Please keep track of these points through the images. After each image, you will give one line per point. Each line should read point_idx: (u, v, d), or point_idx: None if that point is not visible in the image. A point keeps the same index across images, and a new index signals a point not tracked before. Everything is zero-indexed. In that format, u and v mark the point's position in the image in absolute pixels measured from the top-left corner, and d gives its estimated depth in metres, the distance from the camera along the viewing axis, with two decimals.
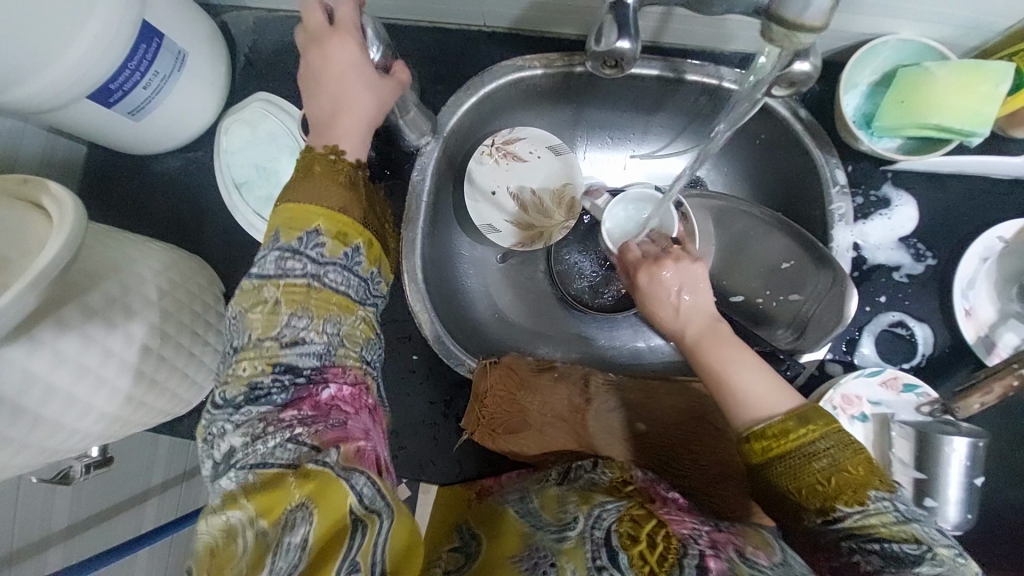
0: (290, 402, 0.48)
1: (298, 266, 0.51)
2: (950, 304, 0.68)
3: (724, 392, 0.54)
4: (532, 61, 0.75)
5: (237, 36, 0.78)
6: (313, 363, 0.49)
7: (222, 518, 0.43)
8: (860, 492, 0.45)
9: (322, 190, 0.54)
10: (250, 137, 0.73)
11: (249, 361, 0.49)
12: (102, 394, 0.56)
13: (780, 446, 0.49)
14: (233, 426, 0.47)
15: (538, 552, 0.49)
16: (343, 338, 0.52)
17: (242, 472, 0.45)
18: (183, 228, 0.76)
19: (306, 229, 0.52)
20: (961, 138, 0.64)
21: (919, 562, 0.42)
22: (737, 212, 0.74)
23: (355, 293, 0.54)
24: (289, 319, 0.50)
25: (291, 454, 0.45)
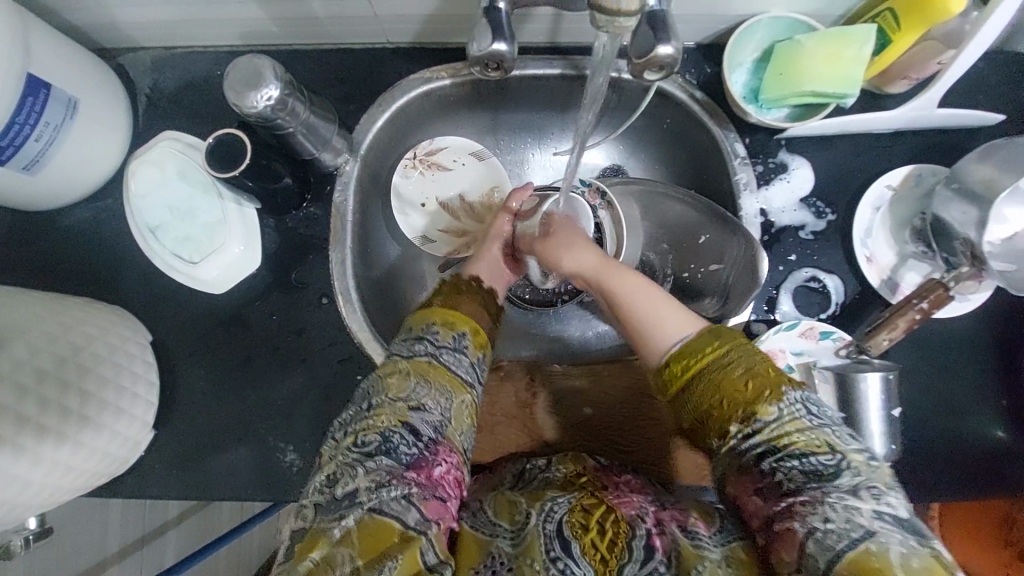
0: (413, 464, 0.50)
1: (421, 348, 0.57)
2: (854, 253, 0.74)
3: (642, 326, 0.60)
4: (439, 73, 0.77)
5: (136, 78, 0.77)
6: (432, 432, 0.52)
7: (331, 551, 0.45)
8: (775, 390, 0.50)
9: (472, 306, 0.65)
10: (160, 178, 0.71)
11: (380, 415, 0.51)
12: (20, 462, 0.54)
13: (695, 367, 0.53)
14: (361, 470, 0.48)
15: (496, 559, 0.48)
16: (454, 419, 0.55)
17: (361, 512, 0.46)
18: (101, 279, 0.74)
19: (456, 331, 0.60)
20: (836, 100, 0.70)
21: (838, 474, 0.46)
22: (658, 193, 0.77)
23: (467, 377, 0.58)
24: (415, 386, 0.54)
25: (404, 511, 0.47)
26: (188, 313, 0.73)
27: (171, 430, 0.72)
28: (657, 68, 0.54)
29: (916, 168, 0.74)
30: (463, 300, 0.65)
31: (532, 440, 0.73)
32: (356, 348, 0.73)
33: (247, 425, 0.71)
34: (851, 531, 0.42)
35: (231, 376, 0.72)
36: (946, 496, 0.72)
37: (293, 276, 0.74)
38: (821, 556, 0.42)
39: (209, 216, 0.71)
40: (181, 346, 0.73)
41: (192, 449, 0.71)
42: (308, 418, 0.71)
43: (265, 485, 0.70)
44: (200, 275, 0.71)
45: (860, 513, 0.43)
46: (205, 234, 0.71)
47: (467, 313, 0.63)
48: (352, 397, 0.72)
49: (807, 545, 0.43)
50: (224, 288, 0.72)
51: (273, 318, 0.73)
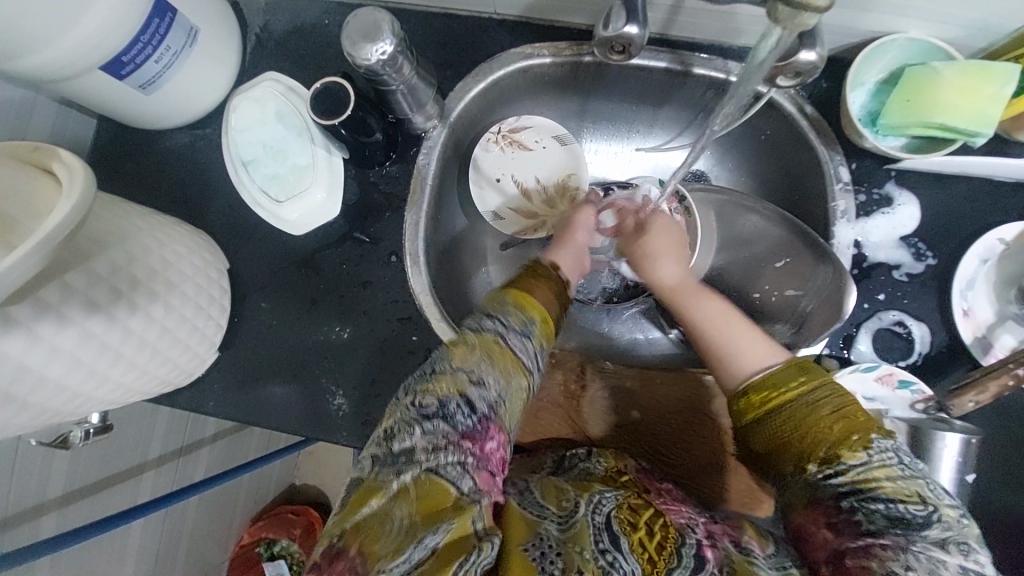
0: (470, 436, 0.47)
1: (491, 325, 0.53)
2: (949, 303, 0.69)
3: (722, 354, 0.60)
4: (541, 50, 0.75)
5: (250, 15, 0.79)
6: (491, 410, 0.49)
7: (385, 505, 0.43)
8: (865, 436, 0.48)
9: (547, 293, 0.59)
10: (259, 115, 0.74)
11: (441, 383, 0.48)
12: (106, 359, 0.58)
13: (774, 400, 0.52)
14: (419, 431, 0.46)
15: (545, 541, 0.45)
16: (510, 403, 0.51)
17: (418, 472, 0.44)
18: (190, 203, 0.77)
19: (526, 317, 0.55)
20: (965, 136, 0.64)
21: (927, 525, 0.44)
22: (741, 206, 0.74)
23: (530, 367, 0.54)
24: (480, 369, 0.49)
25: (459, 479, 0.45)
26: (264, 249, 0.76)
27: (233, 356, 0.75)
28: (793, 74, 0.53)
29: None
30: (537, 284, 0.60)
31: (573, 432, 0.72)
32: (415, 311, 0.74)
33: (302, 365, 0.74)
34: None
35: (294, 316, 0.75)
36: None
37: (368, 230, 0.75)
38: None
39: (299, 159, 0.73)
40: (253, 279, 0.76)
41: (249, 377, 0.75)
42: (359, 369, 0.73)
43: (309, 425, 0.73)
44: (281, 214, 0.73)
45: (946, 566, 0.42)
46: (293, 175, 0.73)
47: (541, 300, 0.58)
48: (404, 356, 0.73)
49: None
50: (301, 230, 0.74)
51: (342, 267, 0.75)
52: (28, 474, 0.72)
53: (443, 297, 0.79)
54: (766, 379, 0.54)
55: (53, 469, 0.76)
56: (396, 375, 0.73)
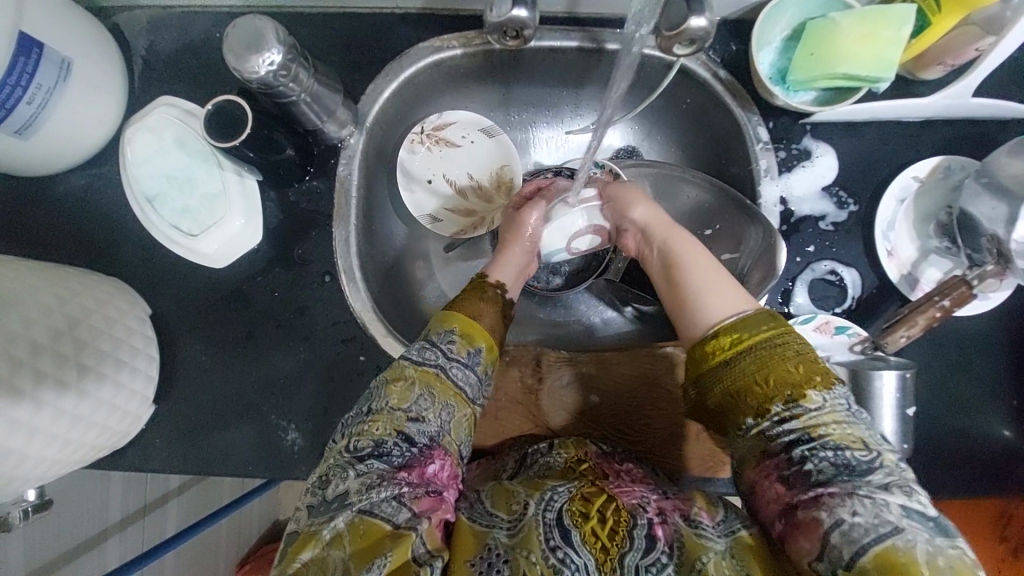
0: (406, 465, 0.50)
1: (431, 356, 0.56)
2: (875, 246, 0.71)
3: (696, 295, 0.58)
4: (450, 42, 0.73)
5: (131, 38, 0.73)
6: (429, 438, 0.52)
7: (322, 553, 0.45)
8: (826, 377, 0.50)
9: (486, 313, 0.62)
10: (158, 146, 0.68)
11: (377, 422, 0.51)
12: (19, 436, 0.54)
13: (747, 340, 0.53)
14: (352, 473, 0.48)
15: (492, 551, 0.47)
16: (453, 427, 0.55)
17: (351, 514, 0.46)
18: (97, 250, 0.71)
19: (471, 345, 0.58)
20: (869, 84, 0.66)
21: (871, 472, 0.46)
22: (676, 176, 0.75)
23: (472, 394, 0.57)
24: (417, 397, 0.53)
25: (394, 513, 0.46)
26: (186, 287, 0.71)
27: (171, 405, 0.71)
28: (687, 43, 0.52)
29: (946, 161, 0.71)
30: (480, 305, 0.63)
31: (534, 425, 0.72)
32: (358, 329, 0.71)
33: (247, 402, 0.70)
34: (879, 526, 0.42)
35: (230, 353, 0.71)
36: (955, 495, 0.71)
37: (296, 252, 0.72)
38: (845, 548, 0.43)
39: (209, 187, 0.68)
40: (180, 321, 0.71)
41: (191, 425, 0.70)
42: (309, 397, 0.70)
43: (264, 464, 0.70)
44: (199, 248, 0.68)
45: (889, 509, 0.43)
46: (205, 206, 0.68)
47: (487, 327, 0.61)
48: (354, 377, 0.70)
49: (830, 536, 0.44)
50: (223, 262, 0.70)
51: (274, 295, 0.71)
52: None
53: (387, 310, 0.77)
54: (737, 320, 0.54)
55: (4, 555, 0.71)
56: (348, 397, 0.70)
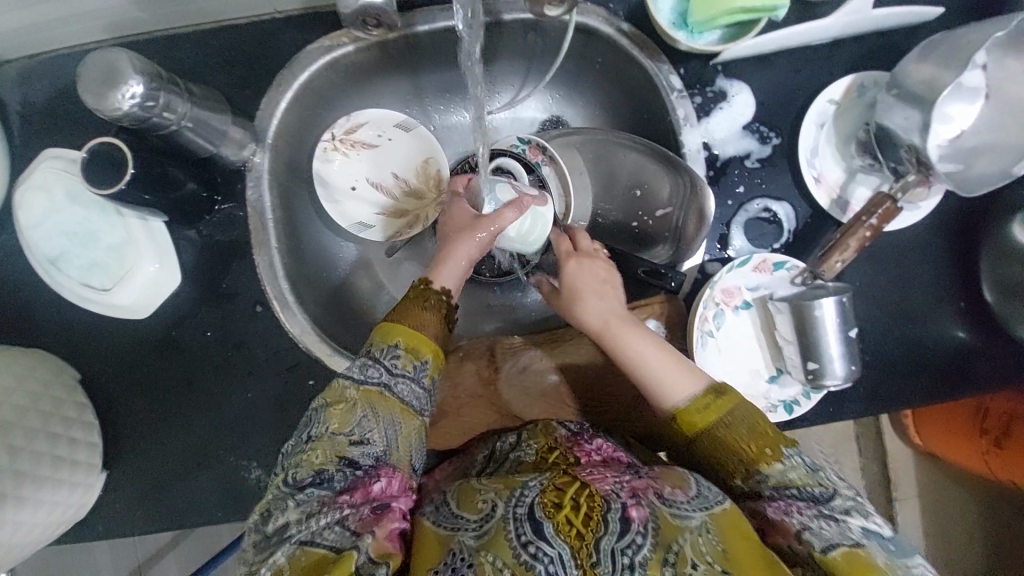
0: (348, 488, 0.49)
1: (374, 374, 0.54)
2: (802, 176, 0.71)
3: (648, 381, 0.56)
4: (339, 39, 0.70)
5: (2, 95, 0.68)
6: (373, 459, 0.51)
7: None
8: (777, 449, 0.50)
9: (429, 320, 0.59)
10: (50, 204, 0.64)
11: (318, 448, 0.50)
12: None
13: (700, 425, 0.53)
14: (291, 504, 0.48)
15: (457, 556, 0.44)
16: (398, 443, 0.53)
17: (290, 547, 0.45)
18: (11, 323, 0.68)
19: (418, 358, 0.56)
20: (767, 14, 0.65)
21: (831, 498, 0.47)
22: (599, 142, 0.75)
23: (420, 405, 0.56)
24: (358, 417, 0.52)
25: (336, 539, 0.45)
26: (114, 344, 0.68)
27: (124, 469, 0.68)
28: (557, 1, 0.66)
29: (857, 79, 0.71)
30: (414, 311, 0.59)
31: (499, 415, 0.70)
32: (303, 354, 0.69)
33: (203, 448, 0.68)
34: (844, 537, 0.44)
35: (175, 403, 0.68)
36: (916, 405, 0.73)
37: (222, 286, 0.69)
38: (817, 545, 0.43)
39: (112, 237, 0.64)
40: (116, 380, 0.68)
41: (147, 484, 0.68)
42: (266, 431, 0.68)
43: (233, 508, 0.68)
44: (116, 302, 0.65)
45: (849, 527, 0.44)
46: (113, 257, 0.65)
47: (432, 334, 0.59)
48: (308, 404, 0.68)
49: (801, 536, 0.44)
50: (145, 311, 0.67)
51: (209, 335, 0.68)
52: None
53: (332, 328, 0.75)
54: (691, 404, 0.53)
55: None
56: None
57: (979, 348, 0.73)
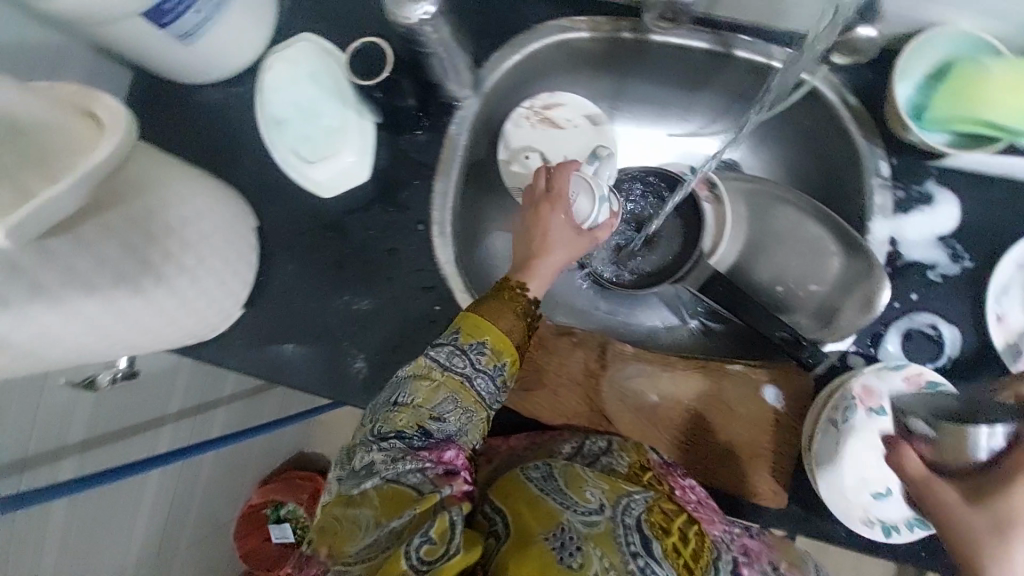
0: (426, 447, 0.54)
1: (460, 362, 0.60)
2: (983, 308, 0.67)
3: None
4: (579, 23, 0.76)
5: None
6: (446, 433, 0.56)
7: (350, 512, 0.51)
8: None
9: (508, 321, 0.63)
10: (291, 75, 0.73)
11: (403, 411, 0.56)
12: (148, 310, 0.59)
13: None
14: (376, 447, 0.54)
15: (566, 531, 0.52)
16: (470, 432, 0.59)
17: (379, 481, 0.51)
18: (221, 159, 0.77)
19: (497, 362, 0.61)
20: (1008, 138, 0.63)
21: None
22: (776, 197, 0.75)
23: (492, 402, 0.61)
24: (443, 400, 0.58)
25: (418, 483, 0.51)
26: (292, 208, 0.76)
27: (256, 315, 0.76)
28: (850, 50, 0.65)
29: None
30: (499, 308, 0.63)
31: (589, 410, 0.73)
32: (439, 281, 0.74)
33: (325, 326, 0.75)
34: None
35: (319, 277, 0.75)
36: None
37: (396, 196, 0.75)
38: None
39: (331, 122, 0.73)
40: (280, 239, 0.76)
41: (269, 337, 0.75)
42: (381, 335, 0.74)
43: (328, 387, 0.74)
44: (311, 175, 0.72)
45: None
46: (325, 136, 0.73)
47: (515, 342, 0.63)
48: (426, 329, 0.73)
49: None
50: (327, 193, 0.74)
51: (368, 233, 0.75)
52: (52, 416, 0.72)
53: (467, 272, 0.79)
54: None
55: (78, 412, 0.76)
56: (417, 343, 0.73)
57: None
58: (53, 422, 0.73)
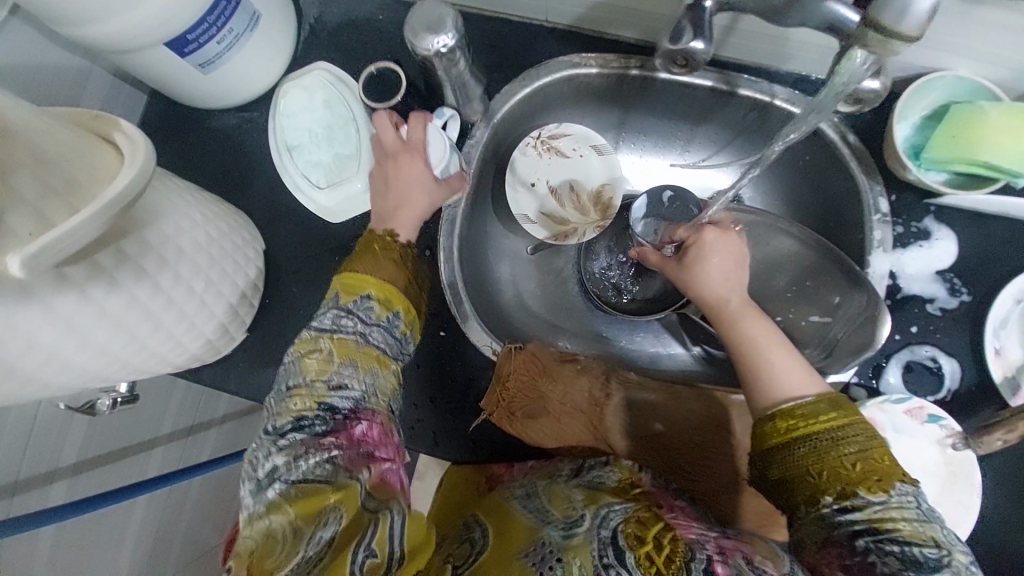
0: (330, 431, 0.53)
1: (349, 324, 0.58)
2: (981, 341, 0.68)
3: (761, 376, 0.56)
4: (588, 60, 0.77)
5: (305, 6, 0.80)
6: (352, 404, 0.55)
7: (263, 522, 0.48)
8: (886, 479, 0.48)
9: (381, 266, 0.63)
10: (307, 103, 0.75)
11: (298, 396, 0.54)
12: (156, 334, 0.59)
13: (803, 430, 0.51)
14: (276, 448, 0.52)
15: (545, 547, 0.51)
16: (380, 392, 0.57)
17: (282, 486, 0.50)
18: (231, 183, 0.78)
19: (390, 311, 0.61)
20: (1007, 176, 0.65)
21: (938, 569, 0.44)
22: (777, 228, 0.74)
23: (394, 354, 0.60)
24: (338, 368, 0.55)
25: (329, 475, 0.50)
26: (300, 232, 0.77)
27: (262, 339, 0.76)
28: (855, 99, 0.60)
29: None
30: (368, 258, 0.63)
31: (593, 438, 0.73)
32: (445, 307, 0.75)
33: None
34: None
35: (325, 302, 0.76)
36: None
37: None
38: None
39: (343, 149, 0.74)
40: (288, 262, 0.77)
41: (276, 359, 0.76)
42: None
43: None
44: (321, 201, 0.74)
45: None
46: (337, 165, 0.74)
47: (405, 292, 0.64)
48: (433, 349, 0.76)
49: None
50: (337, 217, 0.75)
51: None
52: (40, 438, 0.68)
53: (473, 297, 0.80)
54: (800, 407, 0.52)
55: (70, 435, 0.72)
56: None
57: None
58: (43, 443, 0.69)
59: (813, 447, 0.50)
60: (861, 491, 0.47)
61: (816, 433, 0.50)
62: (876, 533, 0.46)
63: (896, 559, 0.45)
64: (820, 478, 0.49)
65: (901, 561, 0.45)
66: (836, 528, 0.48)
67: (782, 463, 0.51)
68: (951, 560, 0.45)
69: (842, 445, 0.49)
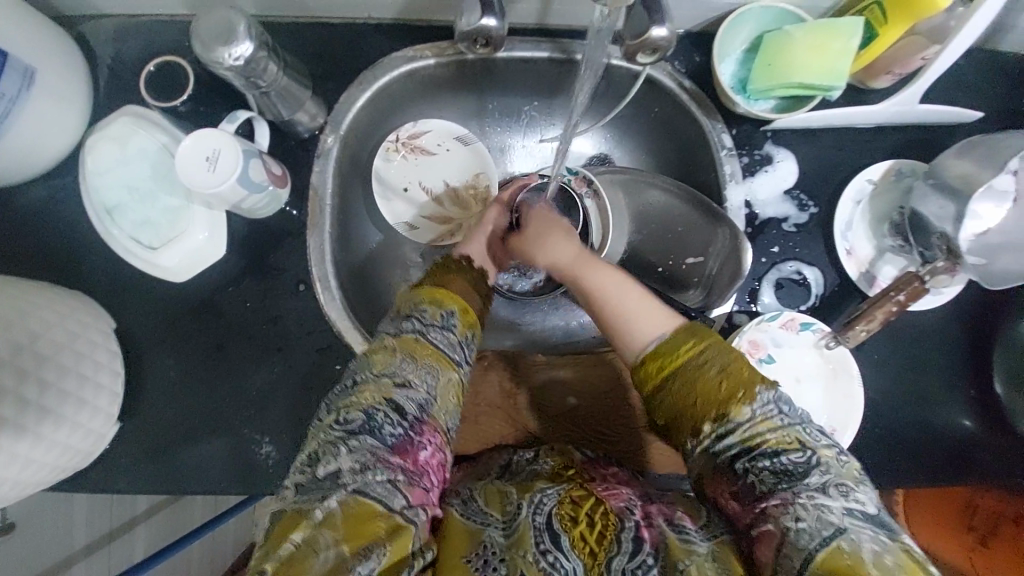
0: (397, 447, 0.49)
1: (409, 326, 0.56)
2: (834, 246, 0.74)
3: (620, 326, 0.59)
4: (423, 52, 0.75)
5: (96, 45, 0.71)
6: (418, 411, 0.52)
7: (313, 534, 0.43)
8: (749, 390, 0.51)
9: (457, 283, 0.64)
10: (119, 158, 0.67)
11: (364, 392, 0.51)
12: None
13: (670, 366, 0.54)
14: (344, 450, 0.47)
15: (487, 549, 0.48)
16: (440, 399, 0.54)
17: (345, 494, 0.45)
18: (59, 262, 0.70)
19: (443, 310, 0.59)
20: (822, 93, 0.70)
21: (807, 473, 0.47)
22: (644, 181, 0.76)
23: (456, 358, 0.57)
24: (399, 363, 0.53)
25: (390, 496, 0.46)
26: (155, 299, 0.71)
27: (139, 423, 0.69)
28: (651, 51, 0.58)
29: (896, 164, 0.75)
30: (454, 278, 0.65)
31: (515, 429, 0.74)
32: (333, 338, 0.71)
33: (221, 415, 0.70)
34: (823, 530, 0.43)
35: (202, 366, 0.70)
36: (919, 485, 0.74)
37: (269, 262, 0.72)
38: (796, 556, 0.43)
39: (173, 200, 0.67)
40: (149, 334, 0.70)
41: (158, 441, 0.69)
42: (284, 409, 0.70)
43: (238, 479, 0.69)
44: (160, 261, 0.67)
45: (830, 511, 0.44)
46: (168, 219, 0.67)
47: (458, 292, 0.63)
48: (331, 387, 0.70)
49: (784, 545, 0.44)
50: (185, 275, 0.69)
51: (247, 306, 0.71)
52: None
53: (364, 319, 0.76)
54: (659, 345, 0.56)
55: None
56: None
57: (982, 440, 0.74)
58: None
59: (683, 380, 0.53)
60: (732, 413, 0.50)
61: (685, 366, 0.54)
62: (750, 453, 0.49)
63: (769, 472, 0.48)
64: (698, 403, 0.52)
65: (774, 474, 0.48)
66: (720, 455, 0.51)
67: (662, 400, 0.54)
68: (818, 459, 0.48)
69: (703, 370, 0.53)
